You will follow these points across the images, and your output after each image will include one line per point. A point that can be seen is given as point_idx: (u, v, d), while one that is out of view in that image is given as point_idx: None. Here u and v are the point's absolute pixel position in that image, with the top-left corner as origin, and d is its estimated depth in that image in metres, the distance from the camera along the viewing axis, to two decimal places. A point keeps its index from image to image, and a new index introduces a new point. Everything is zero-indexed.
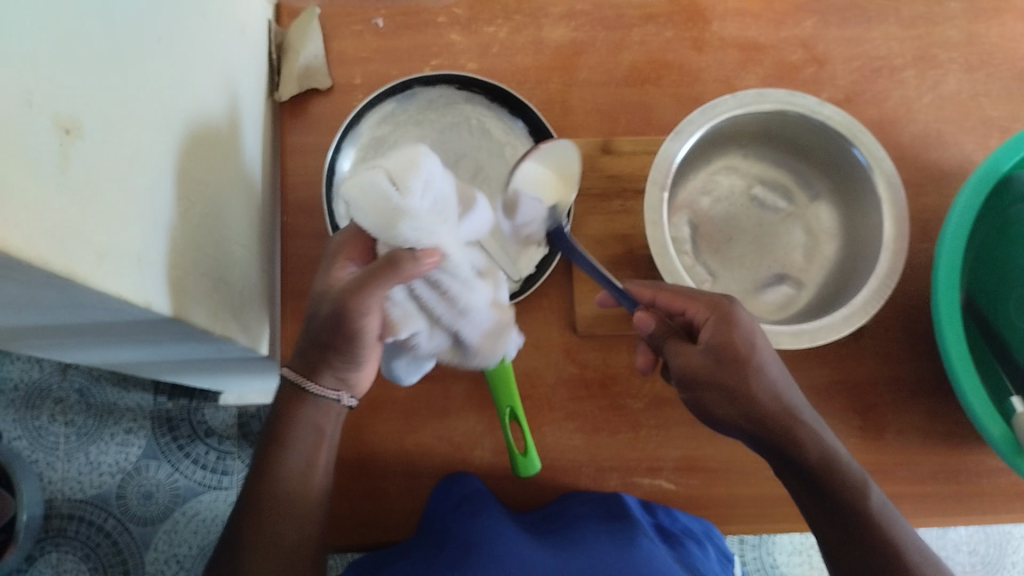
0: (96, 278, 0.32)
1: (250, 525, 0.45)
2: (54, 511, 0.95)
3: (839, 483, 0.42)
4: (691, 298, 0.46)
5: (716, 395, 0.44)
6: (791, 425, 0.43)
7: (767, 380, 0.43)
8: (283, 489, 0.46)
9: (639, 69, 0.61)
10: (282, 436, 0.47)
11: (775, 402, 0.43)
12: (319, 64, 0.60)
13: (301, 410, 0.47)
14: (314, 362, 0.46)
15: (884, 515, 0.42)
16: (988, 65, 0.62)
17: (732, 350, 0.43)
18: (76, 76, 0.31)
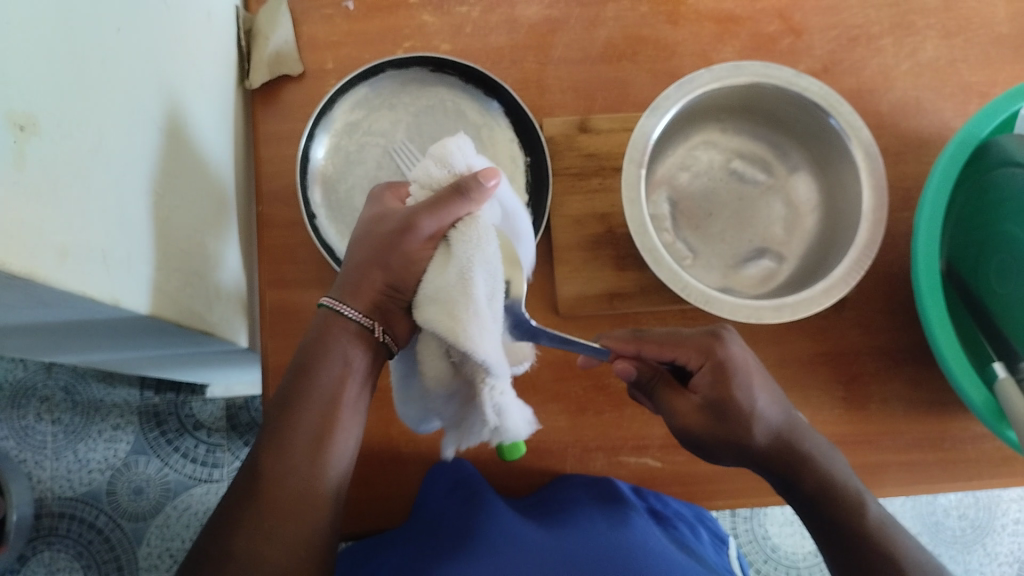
0: (55, 275, 0.32)
1: (268, 460, 0.40)
2: (44, 510, 0.93)
3: (836, 506, 0.44)
4: (680, 346, 0.46)
5: (719, 445, 0.45)
6: (785, 461, 0.45)
7: (762, 421, 0.45)
8: (299, 424, 0.41)
9: (614, 45, 0.61)
10: (307, 372, 0.42)
11: (770, 440, 0.45)
12: (289, 50, 0.59)
13: (335, 347, 0.43)
14: (356, 285, 0.43)
15: (883, 526, 0.43)
16: (966, 30, 0.62)
17: (731, 404, 0.44)
18: (30, 70, 0.31)
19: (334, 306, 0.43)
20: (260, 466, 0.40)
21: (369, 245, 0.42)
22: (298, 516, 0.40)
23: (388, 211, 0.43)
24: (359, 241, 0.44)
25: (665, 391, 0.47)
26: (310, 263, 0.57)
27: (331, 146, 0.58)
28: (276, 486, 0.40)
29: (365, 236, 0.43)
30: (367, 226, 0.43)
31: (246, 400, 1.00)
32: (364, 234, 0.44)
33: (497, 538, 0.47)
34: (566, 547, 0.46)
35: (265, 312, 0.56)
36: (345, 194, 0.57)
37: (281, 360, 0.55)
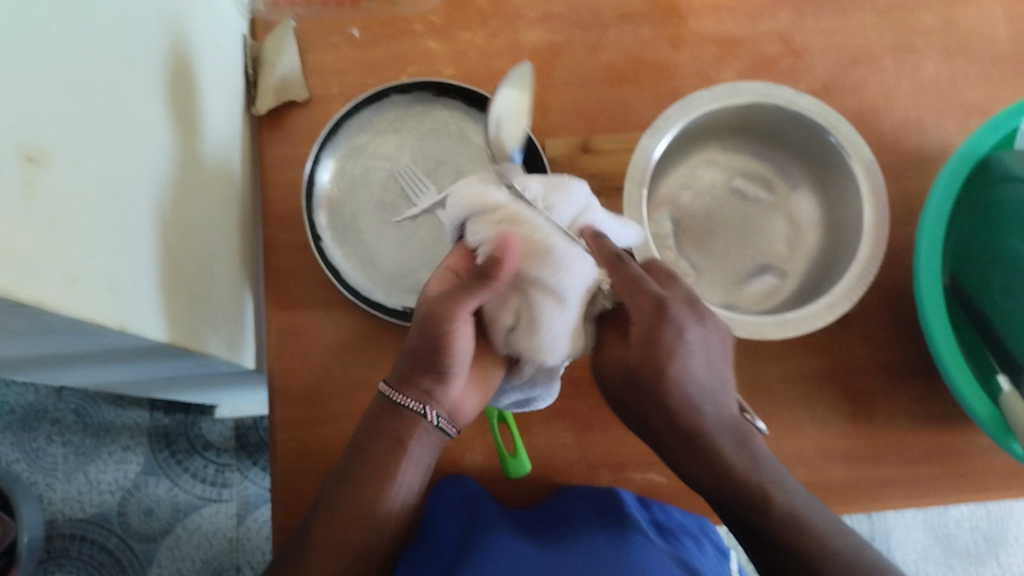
0: (64, 303, 0.32)
1: (320, 532, 0.42)
2: (56, 531, 0.94)
3: (743, 497, 0.42)
4: (634, 295, 0.41)
5: (632, 399, 0.43)
6: (701, 439, 0.42)
7: (685, 398, 0.42)
8: (352, 505, 0.42)
9: (617, 67, 0.61)
10: (361, 446, 0.44)
11: (686, 418, 0.42)
12: (295, 77, 0.59)
13: (391, 425, 0.44)
14: (414, 373, 0.43)
15: (791, 523, 0.41)
16: (966, 48, 0.62)
17: (646, 373, 0.41)
18: (41, 105, 0.32)
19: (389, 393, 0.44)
20: (310, 536, 0.42)
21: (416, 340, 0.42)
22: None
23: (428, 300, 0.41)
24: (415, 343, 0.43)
25: (608, 326, 0.43)
26: (317, 285, 0.57)
27: (337, 170, 0.59)
28: (322, 561, 0.41)
29: (415, 321, 0.43)
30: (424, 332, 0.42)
31: (255, 420, 1.00)
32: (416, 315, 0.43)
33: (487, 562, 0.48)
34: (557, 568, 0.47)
35: (273, 334, 0.56)
36: (350, 217, 0.58)
37: (288, 383, 0.56)
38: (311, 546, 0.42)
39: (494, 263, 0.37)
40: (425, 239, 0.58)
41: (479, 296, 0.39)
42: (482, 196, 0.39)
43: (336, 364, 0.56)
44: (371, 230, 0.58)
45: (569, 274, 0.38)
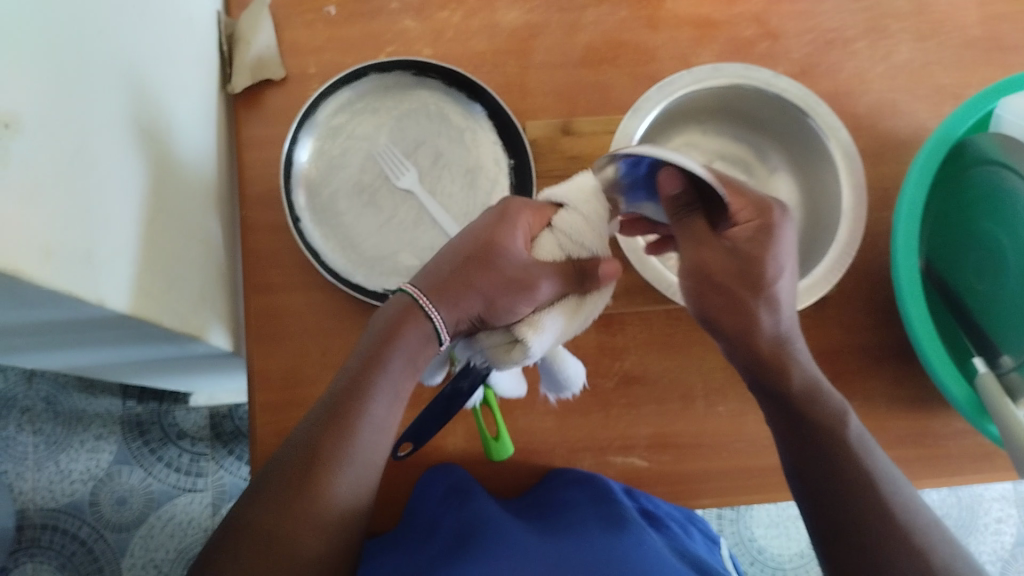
0: (40, 274, 0.32)
1: (331, 441, 0.40)
2: (27, 521, 0.93)
3: (814, 418, 0.46)
4: (739, 195, 0.45)
5: (720, 327, 0.47)
6: (786, 361, 0.47)
7: (778, 315, 0.47)
8: (362, 415, 0.42)
9: (595, 49, 0.61)
10: (378, 356, 0.44)
11: (780, 345, 0.47)
12: (272, 55, 0.59)
13: (405, 336, 0.44)
14: (457, 299, 0.45)
15: (859, 441, 0.45)
16: (940, 33, 0.63)
17: (758, 267, 0.45)
18: (16, 70, 0.31)
19: (410, 290, 0.46)
20: (319, 441, 0.40)
21: (479, 274, 0.45)
22: (347, 495, 0.40)
23: (503, 254, 0.44)
24: (467, 243, 0.46)
25: (698, 220, 0.44)
26: (296, 266, 0.57)
27: (314, 150, 0.58)
28: (330, 470, 0.40)
29: (471, 262, 0.45)
30: (476, 241, 0.46)
31: (230, 408, 1.00)
32: (470, 252, 0.46)
33: (494, 543, 0.46)
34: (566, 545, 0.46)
35: (250, 317, 0.56)
36: (329, 198, 0.58)
37: (267, 365, 0.55)
38: (321, 452, 0.40)
39: (598, 277, 0.44)
40: (404, 221, 0.58)
41: (563, 285, 0.44)
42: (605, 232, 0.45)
43: (313, 345, 0.56)
44: (350, 211, 0.58)
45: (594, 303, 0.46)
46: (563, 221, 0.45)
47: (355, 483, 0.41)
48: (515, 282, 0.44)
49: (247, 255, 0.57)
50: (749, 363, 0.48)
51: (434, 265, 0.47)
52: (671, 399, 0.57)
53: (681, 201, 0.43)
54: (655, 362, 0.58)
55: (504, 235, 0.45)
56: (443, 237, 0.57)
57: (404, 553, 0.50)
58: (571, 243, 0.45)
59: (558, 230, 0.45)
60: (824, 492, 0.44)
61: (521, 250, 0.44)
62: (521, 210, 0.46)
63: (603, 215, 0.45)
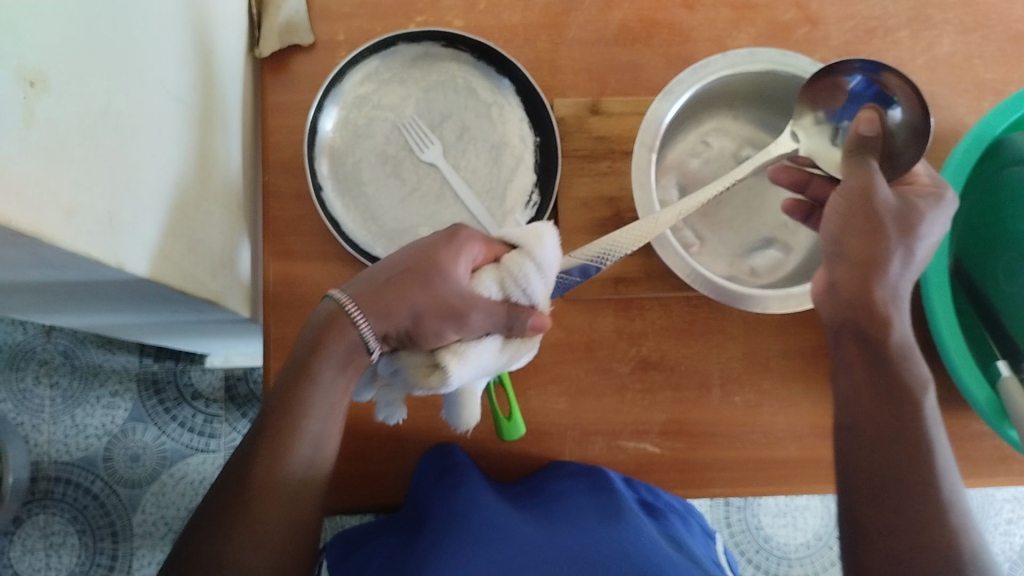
0: (60, 234, 0.31)
1: (264, 465, 0.41)
2: (41, 473, 0.94)
3: (894, 379, 0.44)
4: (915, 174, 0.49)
5: (840, 258, 0.47)
6: (889, 314, 0.45)
7: (898, 272, 0.46)
8: (298, 437, 0.42)
9: (629, 28, 0.60)
10: (309, 366, 0.43)
11: (891, 300, 0.46)
12: (301, 20, 0.58)
13: (334, 342, 0.43)
14: (391, 314, 0.42)
15: (932, 413, 0.44)
16: (984, 25, 0.61)
17: (913, 219, 0.46)
18: (45, 27, 0.30)
19: (341, 298, 0.43)
20: (252, 472, 0.41)
21: (415, 294, 0.42)
22: (283, 520, 0.41)
23: (442, 275, 0.42)
24: (409, 257, 0.44)
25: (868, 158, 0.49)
26: (316, 235, 0.56)
27: (339, 118, 0.58)
28: (265, 497, 0.41)
29: (408, 276, 0.43)
30: (419, 256, 0.43)
31: (245, 370, 1.00)
32: (410, 264, 0.43)
33: (483, 542, 0.48)
34: (557, 545, 0.48)
35: (269, 283, 0.56)
36: (352, 168, 0.57)
37: (282, 332, 0.55)
38: (253, 482, 0.41)
39: (532, 326, 0.42)
40: (427, 194, 0.57)
41: (493, 321, 0.42)
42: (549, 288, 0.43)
43: None
44: (373, 182, 0.57)
45: (523, 346, 0.44)
46: (511, 260, 0.42)
47: (294, 500, 0.42)
48: (450, 308, 0.41)
49: (268, 221, 0.56)
50: (845, 309, 0.46)
51: (372, 272, 0.44)
52: (688, 387, 0.57)
53: (866, 144, 0.50)
54: (673, 348, 0.57)
55: (449, 260, 0.42)
56: (465, 213, 0.57)
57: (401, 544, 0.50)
58: (513, 285, 0.41)
59: (505, 268, 0.42)
60: (887, 456, 0.42)
61: (460, 277, 0.42)
62: (472, 238, 0.43)
63: (553, 265, 0.42)
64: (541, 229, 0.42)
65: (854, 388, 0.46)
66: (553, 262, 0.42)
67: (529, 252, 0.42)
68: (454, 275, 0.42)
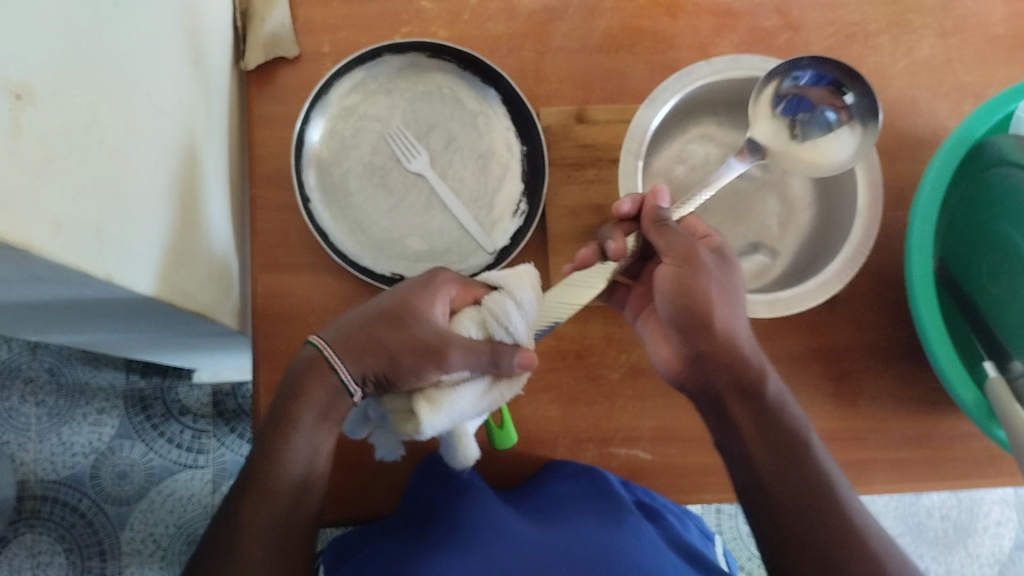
0: (49, 247, 0.31)
1: (249, 512, 0.42)
2: (27, 492, 0.93)
3: (782, 428, 0.45)
4: (664, 236, 0.47)
5: (692, 331, 0.46)
6: (763, 371, 0.46)
7: (754, 357, 0.46)
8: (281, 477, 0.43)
9: (613, 36, 0.60)
10: (289, 414, 0.43)
11: (758, 365, 0.46)
12: (287, 32, 0.58)
13: (313, 389, 0.43)
14: (368, 357, 0.43)
15: (821, 454, 0.44)
16: (963, 30, 0.62)
17: (733, 298, 0.46)
18: (30, 39, 0.30)
19: (319, 344, 0.44)
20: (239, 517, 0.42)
21: (390, 337, 0.43)
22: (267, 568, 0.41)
23: (418, 316, 0.44)
24: (387, 303, 0.45)
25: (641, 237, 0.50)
26: (304, 247, 0.56)
27: (326, 129, 0.58)
28: (251, 546, 0.41)
29: (383, 319, 0.44)
30: (396, 301, 0.45)
31: (233, 386, 1.00)
32: (386, 309, 0.45)
33: (482, 540, 0.48)
34: (557, 547, 0.48)
35: (257, 296, 0.55)
36: (339, 178, 0.57)
37: (272, 344, 0.55)
38: (239, 531, 0.41)
39: (517, 366, 0.42)
40: (415, 204, 0.57)
41: (475, 360, 0.42)
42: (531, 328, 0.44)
43: (319, 325, 0.55)
44: (360, 193, 0.57)
45: (509, 389, 0.44)
46: (494, 300, 0.44)
47: (279, 546, 0.42)
48: (426, 349, 0.42)
49: (255, 233, 0.56)
50: (702, 372, 0.46)
51: (350, 321, 0.46)
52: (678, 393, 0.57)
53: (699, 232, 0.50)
54: None
55: (426, 302, 0.44)
56: (453, 222, 0.57)
57: (398, 540, 0.50)
58: (496, 324, 0.43)
59: (489, 309, 0.43)
60: (789, 502, 0.42)
61: (437, 318, 0.44)
62: (449, 280, 0.46)
63: (535, 306, 0.44)
64: (522, 274, 0.45)
65: (748, 455, 0.44)
66: (533, 302, 0.44)
67: (510, 293, 0.44)
68: (431, 314, 0.44)
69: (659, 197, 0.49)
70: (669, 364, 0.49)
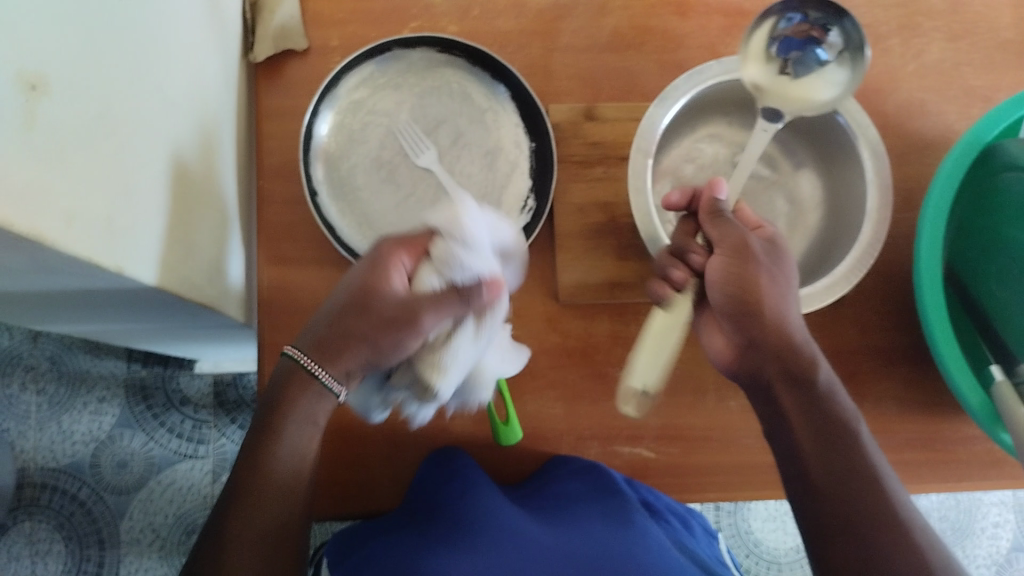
0: (61, 239, 0.31)
1: (238, 524, 0.41)
2: (27, 480, 0.93)
3: (829, 418, 0.44)
4: (722, 225, 0.47)
5: (742, 322, 0.45)
6: (814, 357, 0.45)
7: (804, 345, 0.45)
8: (277, 464, 0.43)
9: (622, 34, 0.60)
10: (272, 423, 0.44)
11: (808, 354, 0.45)
12: (295, 25, 0.57)
13: (297, 397, 0.44)
14: (346, 349, 0.44)
15: (868, 446, 0.43)
16: (974, 33, 0.62)
17: (785, 285, 0.46)
18: (45, 29, 0.30)
19: (293, 353, 0.45)
20: (226, 530, 0.41)
21: (360, 324, 0.44)
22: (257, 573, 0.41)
23: (379, 296, 0.44)
24: (346, 294, 0.46)
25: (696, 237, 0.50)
26: (310, 240, 0.56)
27: (334, 123, 0.57)
28: (238, 556, 0.41)
29: (349, 310, 0.45)
30: (354, 290, 0.45)
31: (234, 376, 1.00)
32: (348, 301, 0.45)
33: (490, 537, 0.49)
34: (569, 545, 0.49)
35: (263, 288, 0.55)
36: (346, 173, 0.57)
37: (277, 337, 0.55)
38: (227, 543, 0.41)
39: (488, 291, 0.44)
40: (422, 199, 0.57)
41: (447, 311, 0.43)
42: (488, 258, 0.45)
43: None
44: (368, 187, 0.57)
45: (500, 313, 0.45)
46: (438, 253, 0.44)
47: (268, 552, 0.42)
48: (395, 321, 0.43)
49: (261, 225, 0.56)
50: (755, 359, 0.46)
51: (318, 323, 0.46)
52: (683, 393, 0.57)
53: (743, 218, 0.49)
54: None
55: (382, 277, 0.44)
56: None
57: (405, 536, 0.49)
58: (448, 268, 0.44)
59: (434, 263, 0.45)
60: (835, 497, 0.42)
61: (398, 291, 0.44)
62: (398, 246, 0.46)
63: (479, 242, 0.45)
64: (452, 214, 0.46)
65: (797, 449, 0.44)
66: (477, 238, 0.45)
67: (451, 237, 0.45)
68: (386, 289, 0.44)
69: (716, 189, 0.49)
70: (722, 352, 0.49)
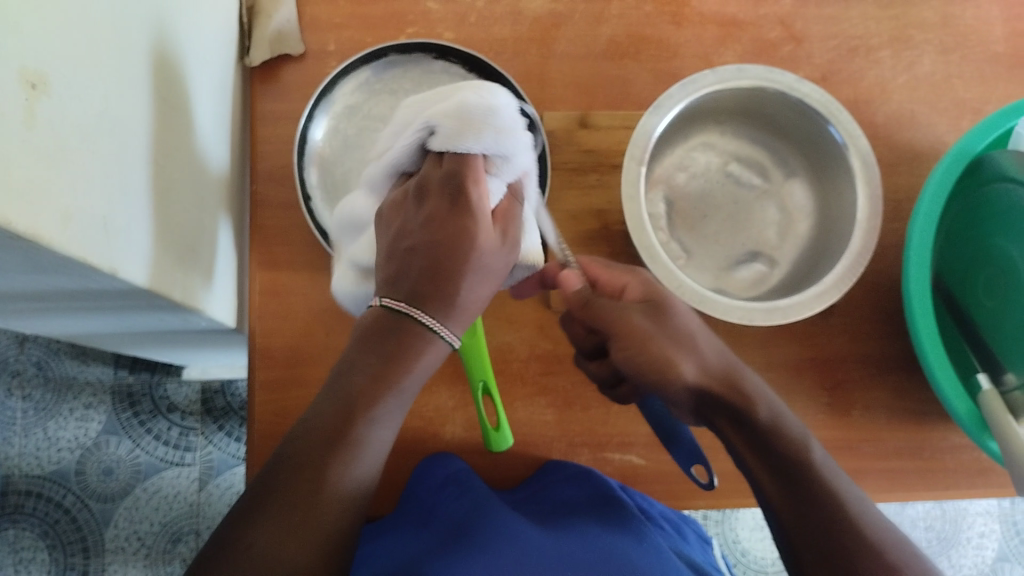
0: (59, 239, 0.31)
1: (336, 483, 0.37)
2: (10, 487, 0.92)
3: (777, 448, 0.42)
4: (597, 309, 0.49)
5: (666, 389, 0.46)
6: (749, 391, 0.45)
7: (734, 387, 0.45)
8: (362, 454, 0.39)
9: (617, 43, 0.61)
10: (387, 375, 0.40)
11: (735, 392, 0.45)
12: (292, 29, 0.58)
13: (416, 354, 0.41)
14: (466, 297, 0.42)
15: (824, 466, 0.41)
16: (963, 46, 0.63)
17: (688, 338, 0.47)
18: (47, 28, 0.30)
19: (397, 309, 0.41)
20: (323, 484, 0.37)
21: (476, 273, 0.42)
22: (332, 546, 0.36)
23: (479, 245, 0.41)
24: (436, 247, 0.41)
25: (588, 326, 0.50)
26: (304, 245, 0.56)
27: (329, 128, 0.57)
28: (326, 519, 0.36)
29: (452, 262, 0.41)
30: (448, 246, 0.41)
31: (223, 384, 0.99)
32: (446, 255, 0.41)
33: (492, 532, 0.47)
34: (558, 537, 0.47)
35: (255, 293, 0.55)
36: (340, 178, 0.57)
37: (269, 342, 0.54)
38: (304, 509, 0.36)
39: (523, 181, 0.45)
40: None
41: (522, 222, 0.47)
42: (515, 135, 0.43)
43: (318, 322, 0.55)
44: None
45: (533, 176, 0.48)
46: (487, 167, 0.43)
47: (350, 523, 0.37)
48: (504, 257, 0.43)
49: (255, 229, 0.56)
50: (702, 411, 0.46)
51: (408, 267, 0.42)
52: None
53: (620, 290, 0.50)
54: None
55: (474, 226, 0.41)
56: None
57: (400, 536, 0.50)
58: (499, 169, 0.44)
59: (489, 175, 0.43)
60: (798, 524, 0.40)
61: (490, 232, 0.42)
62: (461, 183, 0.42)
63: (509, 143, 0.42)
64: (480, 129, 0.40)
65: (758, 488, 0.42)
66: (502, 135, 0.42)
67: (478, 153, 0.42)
68: (484, 230, 0.42)
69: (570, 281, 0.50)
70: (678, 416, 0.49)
